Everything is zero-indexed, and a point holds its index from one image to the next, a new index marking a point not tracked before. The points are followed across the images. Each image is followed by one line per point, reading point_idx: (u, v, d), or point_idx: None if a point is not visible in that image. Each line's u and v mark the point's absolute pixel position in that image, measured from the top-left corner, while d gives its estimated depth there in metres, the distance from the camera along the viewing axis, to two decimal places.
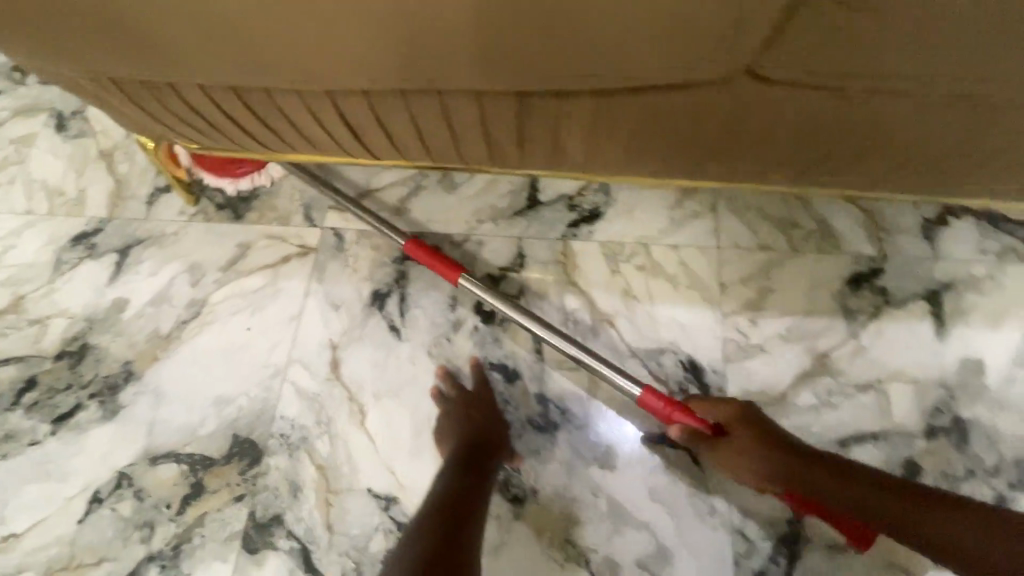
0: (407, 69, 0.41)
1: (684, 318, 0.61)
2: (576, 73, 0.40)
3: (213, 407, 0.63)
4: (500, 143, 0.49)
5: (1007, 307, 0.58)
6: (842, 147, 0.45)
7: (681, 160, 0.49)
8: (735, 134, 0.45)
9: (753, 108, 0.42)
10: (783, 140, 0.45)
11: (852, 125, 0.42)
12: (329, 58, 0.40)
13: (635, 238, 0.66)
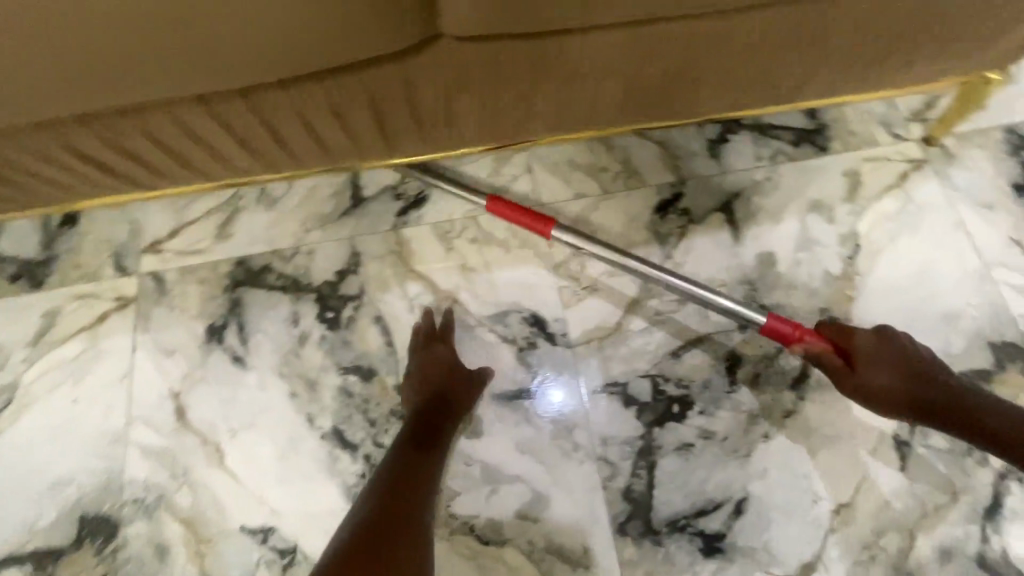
0: (114, 83, 0.40)
1: (522, 278, 0.64)
2: (279, 58, 0.40)
3: (50, 494, 0.57)
4: (264, 146, 0.49)
5: (785, 202, 0.67)
6: (575, 94, 0.48)
7: (446, 130, 0.51)
8: (473, 96, 0.47)
9: (466, 66, 0.44)
10: (521, 95, 0.48)
11: (568, 71, 0.46)
12: (18, 79, 0.39)
13: (463, 212, 0.67)
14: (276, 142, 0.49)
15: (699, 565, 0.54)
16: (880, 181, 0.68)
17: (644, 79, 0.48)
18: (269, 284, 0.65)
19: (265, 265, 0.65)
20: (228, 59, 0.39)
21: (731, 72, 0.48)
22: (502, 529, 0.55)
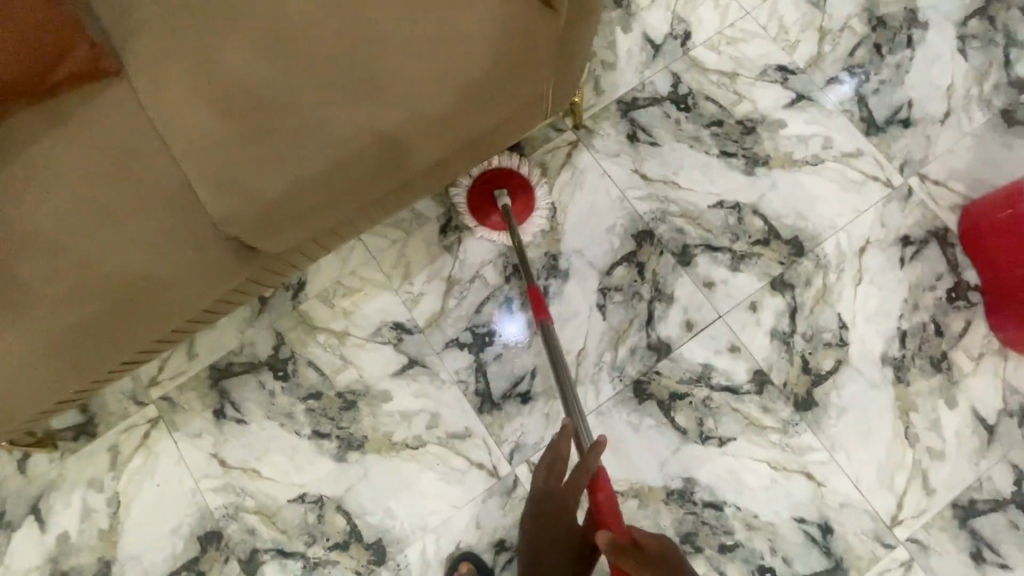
0: (135, 350, 0.71)
1: (380, 304, 1.07)
2: (209, 303, 0.72)
3: (174, 534, 0.98)
4: (207, 322, 0.80)
5: None
6: (364, 220, 0.81)
7: (301, 264, 0.83)
8: (310, 250, 0.80)
9: (301, 248, 0.77)
10: (336, 236, 0.81)
11: (355, 219, 0.79)
12: (84, 373, 0.69)
13: (331, 280, 1.08)
14: (211, 319, 0.80)
15: (525, 408, 1.03)
16: (558, 162, 1.13)
17: (397, 200, 0.81)
18: (236, 371, 1.04)
19: (227, 362, 1.05)
20: (185, 315, 0.71)
21: (442, 174, 0.82)
22: (422, 437, 1.02)
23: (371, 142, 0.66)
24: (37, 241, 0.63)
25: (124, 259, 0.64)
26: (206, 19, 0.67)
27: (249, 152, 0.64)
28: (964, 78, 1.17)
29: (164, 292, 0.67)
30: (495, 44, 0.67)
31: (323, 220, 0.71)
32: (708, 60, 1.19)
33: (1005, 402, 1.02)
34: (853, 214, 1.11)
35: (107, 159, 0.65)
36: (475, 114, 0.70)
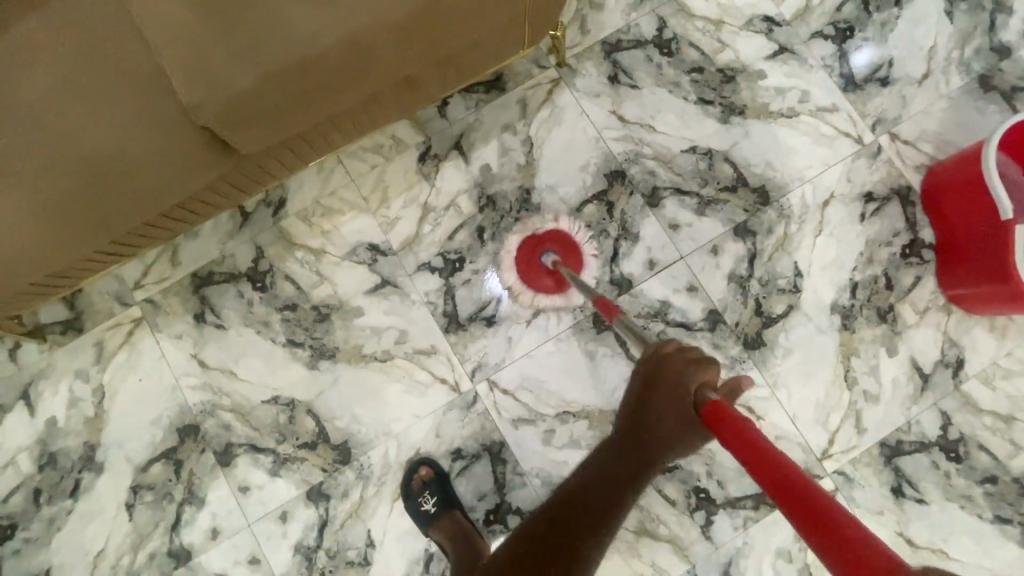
0: (111, 236, 0.76)
1: (357, 225, 1.12)
2: (181, 195, 0.77)
3: (155, 425, 1.06)
4: (181, 219, 0.85)
5: (489, 130, 1.15)
6: (333, 132, 0.86)
7: (273, 172, 0.87)
8: (281, 157, 0.84)
9: (270, 152, 0.81)
10: (306, 145, 0.85)
11: (323, 128, 0.82)
12: (64, 251, 0.74)
13: (311, 200, 1.12)
14: (188, 216, 0.85)
15: (489, 330, 1.08)
16: (538, 99, 1.15)
17: (365, 113, 0.85)
18: (216, 280, 1.10)
19: (209, 271, 1.10)
20: (159, 206, 0.76)
21: (409, 90, 0.85)
22: (390, 351, 1.08)
23: (334, 36, 0.68)
24: (18, 111, 0.68)
25: (97, 132, 0.68)
26: None
27: (219, 39, 0.68)
28: (947, 41, 1.19)
29: (133, 169, 0.70)
30: None
31: (288, 123, 0.74)
32: (695, 6, 1.19)
33: (943, 354, 1.08)
34: (821, 168, 1.14)
35: (92, 39, 0.70)
36: (441, 21, 0.71)
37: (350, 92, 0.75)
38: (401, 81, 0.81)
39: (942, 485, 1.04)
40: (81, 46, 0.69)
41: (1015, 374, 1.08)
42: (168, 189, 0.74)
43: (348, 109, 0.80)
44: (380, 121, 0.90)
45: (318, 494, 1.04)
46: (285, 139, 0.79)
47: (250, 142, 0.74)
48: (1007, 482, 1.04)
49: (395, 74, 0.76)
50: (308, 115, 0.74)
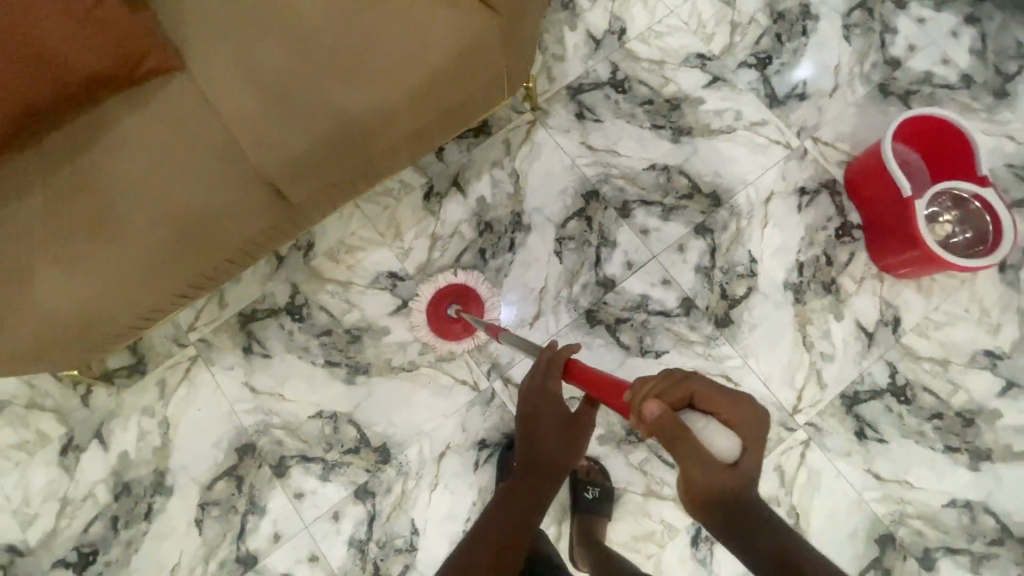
0: (194, 275, 0.95)
1: (377, 258, 1.31)
2: (247, 237, 0.96)
3: (216, 447, 1.21)
4: (242, 261, 1.03)
5: (481, 167, 1.37)
6: (362, 179, 1.05)
7: (314, 217, 1.06)
8: (322, 203, 1.03)
9: (316, 200, 1.01)
10: (341, 192, 1.04)
11: (355, 176, 1.02)
12: (159, 289, 0.92)
13: (336, 241, 1.32)
14: (247, 259, 1.03)
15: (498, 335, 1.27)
16: (519, 138, 1.38)
17: (387, 162, 1.05)
18: (259, 316, 1.27)
19: (253, 309, 1.27)
20: (232, 247, 0.95)
21: (421, 140, 1.06)
22: (415, 361, 1.25)
23: (369, 97, 0.89)
24: (118, 185, 0.84)
25: (189, 187, 0.87)
26: (249, 25, 0.89)
27: (282, 107, 0.88)
28: (848, 59, 1.44)
29: (216, 219, 0.89)
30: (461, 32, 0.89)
31: (331, 172, 0.95)
32: (640, 51, 1.44)
33: (882, 314, 1.28)
34: (760, 171, 1.37)
35: (168, 121, 0.87)
36: (447, 82, 0.93)
37: (377, 143, 0.95)
38: (416, 134, 1.02)
39: (897, 425, 1.22)
40: (171, 130, 0.86)
41: (944, 324, 1.28)
42: (241, 230, 0.93)
43: (375, 159, 1.00)
44: (398, 167, 1.09)
45: (365, 492, 1.19)
46: (327, 188, 0.99)
47: (302, 189, 0.94)
48: (951, 417, 1.23)
49: (412, 127, 0.97)
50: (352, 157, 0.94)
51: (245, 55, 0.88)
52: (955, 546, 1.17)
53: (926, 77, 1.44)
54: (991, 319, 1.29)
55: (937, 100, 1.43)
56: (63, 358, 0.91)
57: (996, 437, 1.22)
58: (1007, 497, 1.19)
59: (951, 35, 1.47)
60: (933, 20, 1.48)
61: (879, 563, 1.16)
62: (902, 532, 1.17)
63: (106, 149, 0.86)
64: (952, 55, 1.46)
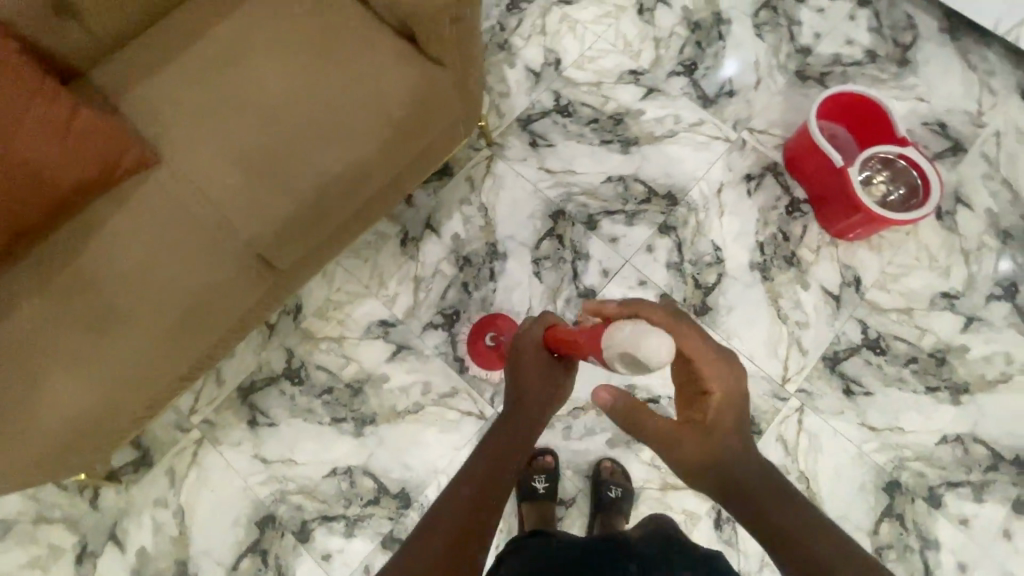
0: (196, 355, 0.98)
1: (366, 309, 1.36)
2: (243, 310, 0.99)
3: (235, 525, 1.20)
4: (240, 334, 1.05)
5: (450, 207, 1.44)
6: (345, 236, 1.09)
7: (303, 280, 1.09)
8: (310, 265, 1.07)
9: (304, 264, 1.05)
10: (327, 251, 1.08)
11: (338, 234, 1.06)
12: (163, 375, 0.94)
13: (323, 299, 1.36)
14: (246, 331, 1.06)
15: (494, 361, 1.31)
16: (481, 174, 1.47)
17: (366, 216, 1.09)
18: (259, 386, 1.29)
19: (251, 381, 1.29)
20: (229, 322, 0.98)
21: (395, 190, 1.11)
22: (419, 402, 1.28)
23: (340, 158, 0.94)
24: (117, 281, 0.89)
25: (177, 274, 0.91)
26: (219, 110, 0.95)
27: (253, 182, 0.92)
28: (765, 54, 1.59)
29: (211, 298, 0.93)
30: (414, 86, 0.96)
31: (315, 235, 0.99)
32: (577, 77, 1.57)
33: (843, 276, 1.38)
34: (707, 166, 1.47)
35: (155, 213, 0.92)
36: (409, 133, 0.99)
37: (354, 200, 1.00)
38: (389, 185, 1.07)
39: (879, 376, 1.30)
40: (159, 221, 0.92)
41: (900, 275, 1.38)
42: (236, 304, 0.97)
43: (354, 215, 1.05)
44: (377, 219, 1.14)
45: (391, 540, 1.19)
46: (313, 250, 1.03)
47: (290, 255, 0.98)
48: (925, 359, 1.31)
49: (384, 179, 1.02)
50: (327, 222, 0.98)
51: (211, 139, 0.94)
52: (956, 479, 1.23)
53: (836, 59, 1.59)
54: (940, 263, 1.39)
55: (850, 77, 1.57)
56: (78, 457, 0.93)
57: (969, 369, 1.31)
58: (992, 424, 1.27)
59: (850, 18, 1.63)
60: (831, 8, 1.64)
61: (892, 510, 1.21)
62: (906, 475, 1.23)
63: (95, 247, 0.91)
64: (854, 36, 1.61)
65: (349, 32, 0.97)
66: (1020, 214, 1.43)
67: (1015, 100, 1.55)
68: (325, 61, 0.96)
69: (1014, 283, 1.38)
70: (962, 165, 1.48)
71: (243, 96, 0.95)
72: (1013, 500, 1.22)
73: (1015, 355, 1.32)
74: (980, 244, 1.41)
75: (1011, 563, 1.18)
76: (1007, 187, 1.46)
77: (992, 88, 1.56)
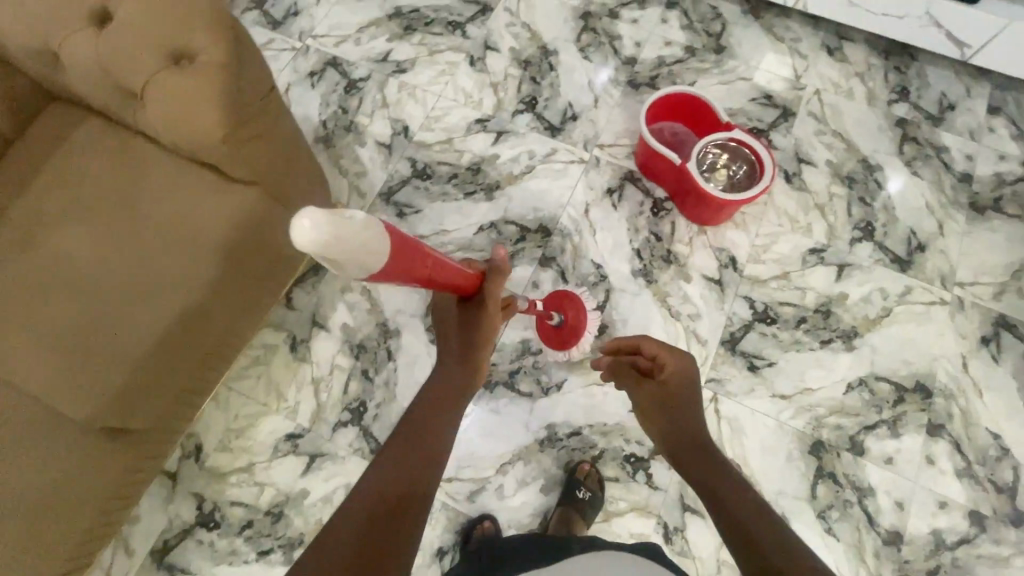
0: (61, 554, 0.90)
1: (269, 427, 1.31)
2: (105, 489, 0.92)
3: None
4: (114, 512, 0.98)
5: (332, 298, 1.42)
6: (205, 375, 1.06)
7: (173, 431, 1.04)
8: (174, 416, 1.02)
9: (165, 417, 1.00)
10: (190, 396, 1.04)
11: (195, 376, 1.03)
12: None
13: (223, 430, 1.31)
14: (120, 508, 0.99)
15: None
16: None
17: (223, 347, 1.07)
18: (174, 543, 1.22)
19: (164, 540, 1.22)
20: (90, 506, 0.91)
21: (247, 314, 1.09)
22: None
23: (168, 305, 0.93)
24: None
25: (55, 431, 0.87)
26: (28, 293, 0.91)
27: (112, 310, 0.91)
28: (595, 73, 1.67)
29: (61, 487, 0.87)
30: (227, 213, 0.96)
31: (165, 386, 0.95)
32: (427, 139, 1.60)
33: (719, 260, 1.44)
34: (569, 191, 1.52)
35: None
36: (237, 258, 0.99)
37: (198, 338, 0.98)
38: (237, 311, 1.05)
39: (775, 345, 1.35)
40: None
41: (768, 244, 1.45)
42: (94, 484, 0.90)
43: (207, 352, 1.02)
44: (238, 347, 1.12)
45: None
46: (169, 401, 0.98)
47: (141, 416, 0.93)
48: (812, 316, 1.37)
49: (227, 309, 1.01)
50: (206, 324, 0.98)
51: (54, 285, 0.92)
52: (870, 422, 1.28)
53: (660, 61, 1.69)
54: (801, 223, 1.48)
55: (676, 75, 1.67)
56: None
57: (852, 315, 1.37)
58: (886, 360, 1.33)
59: (662, 22, 1.74)
60: (644, 17, 1.75)
61: (822, 470, 1.24)
62: (825, 432, 1.27)
63: None
64: (671, 37, 1.72)
65: (148, 180, 0.97)
66: (856, 159, 1.54)
67: (824, 58, 1.68)
68: (139, 205, 0.96)
69: (869, 223, 1.47)
70: (795, 128, 1.59)
71: (81, 230, 0.94)
72: (925, 426, 1.27)
73: (888, 289, 1.40)
74: (830, 196, 1.50)
75: (941, 488, 1.22)
76: (839, 138, 1.57)
77: (802, 53, 1.69)
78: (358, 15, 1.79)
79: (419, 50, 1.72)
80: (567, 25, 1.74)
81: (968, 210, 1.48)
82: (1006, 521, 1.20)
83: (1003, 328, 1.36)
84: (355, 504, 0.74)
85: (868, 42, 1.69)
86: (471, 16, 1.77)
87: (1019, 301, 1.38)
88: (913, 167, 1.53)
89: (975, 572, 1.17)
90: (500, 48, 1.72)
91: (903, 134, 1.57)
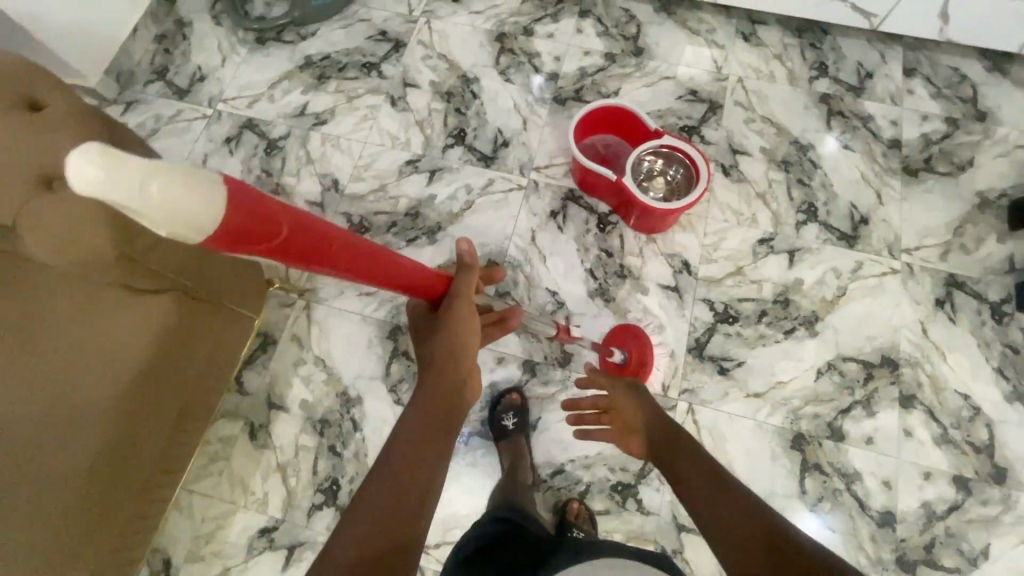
0: None
1: (241, 524, 1.24)
2: None
3: None
4: None
5: (285, 374, 1.35)
6: (151, 498, 1.00)
7: (126, 565, 0.98)
8: (122, 551, 0.96)
9: (114, 552, 0.94)
10: (139, 526, 0.98)
11: (141, 500, 0.98)
12: None
13: (191, 537, 1.23)
14: None
15: None
16: (303, 327, 1.39)
17: (166, 464, 1.02)
18: None
19: None
20: None
21: (187, 423, 1.06)
22: None
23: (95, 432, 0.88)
24: None
25: (62, 490, 0.85)
26: None
27: (26, 450, 0.84)
28: (520, 95, 1.64)
29: None
30: (146, 321, 0.94)
31: (105, 518, 0.90)
32: (359, 190, 1.54)
33: (673, 266, 1.42)
34: (512, 220, 1.49)
35: None
36: (163, 366, 0.97)
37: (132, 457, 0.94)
38: (173, 422, 1.02)
39: (741, 343, 1.34)
40: None
41: (718, 242, 1.44)
42: None
43: (148, 472, 0.98)
44: (184, 461, 1.07)
45: None
46: (116, 533, 0.93)
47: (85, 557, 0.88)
48: (772, 308, 1.37)
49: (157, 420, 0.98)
50: (190, 337, 1.01)
51: None
52: (845, 406, 1.28)
53: (582, 72, 1.67)
54: (746, 215, 1.47)
55: (600, 84, 1.65)
56: None
57: (811, 300, 1.37)
58: (850, 340, 1.33)
59: (578, 32, 1.72)
60: (559, 30, 1.73)
61: (807, 463, 1.24)
62: (803, 424, 1.27)
63: None
64: (589, 45, 1.70)
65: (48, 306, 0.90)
66: (789, 141, 1.55)
67: (741, 44, 1.68)
68: (39, 334, 0.89)
69: (811, 205, 1.48)
70: (725, 120, 1.58)
71: None
72: (897, 400, 1.28)
73: (840, 267, 1.41)
74: (770, 183, 1.50)
75: (922, 459, 1.23)
76: (769, 123, 1.57)
77: (720, 42, 1.69)
78: (268, 71, 1.72)
79: (336, 98, 1.66)
80: (484, 50, 1.71)
81: (902, 175, 1.50)
82: (990, 481, 1.21)
83: (954, 287, 1.38)
84: (348, 529, 0.70)
85: (781, 23, 1.70)
86: (384, 55, 1.71)
87: (965, 258, 1.41)
88: (844, 141, 1.54)
89: (969, 538, 1.17)
90: (419, 83, 1.67)
91: (829, 110, 1.59)
